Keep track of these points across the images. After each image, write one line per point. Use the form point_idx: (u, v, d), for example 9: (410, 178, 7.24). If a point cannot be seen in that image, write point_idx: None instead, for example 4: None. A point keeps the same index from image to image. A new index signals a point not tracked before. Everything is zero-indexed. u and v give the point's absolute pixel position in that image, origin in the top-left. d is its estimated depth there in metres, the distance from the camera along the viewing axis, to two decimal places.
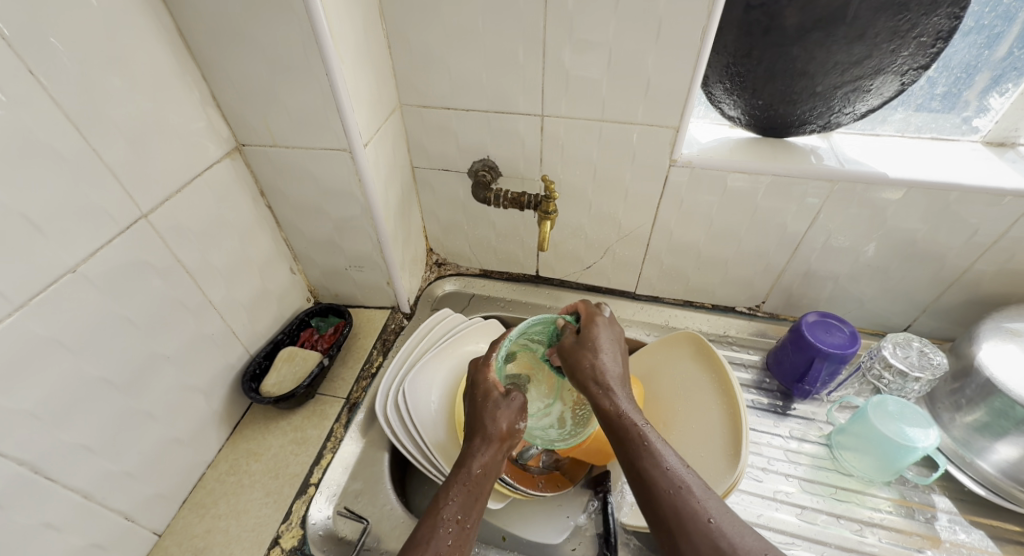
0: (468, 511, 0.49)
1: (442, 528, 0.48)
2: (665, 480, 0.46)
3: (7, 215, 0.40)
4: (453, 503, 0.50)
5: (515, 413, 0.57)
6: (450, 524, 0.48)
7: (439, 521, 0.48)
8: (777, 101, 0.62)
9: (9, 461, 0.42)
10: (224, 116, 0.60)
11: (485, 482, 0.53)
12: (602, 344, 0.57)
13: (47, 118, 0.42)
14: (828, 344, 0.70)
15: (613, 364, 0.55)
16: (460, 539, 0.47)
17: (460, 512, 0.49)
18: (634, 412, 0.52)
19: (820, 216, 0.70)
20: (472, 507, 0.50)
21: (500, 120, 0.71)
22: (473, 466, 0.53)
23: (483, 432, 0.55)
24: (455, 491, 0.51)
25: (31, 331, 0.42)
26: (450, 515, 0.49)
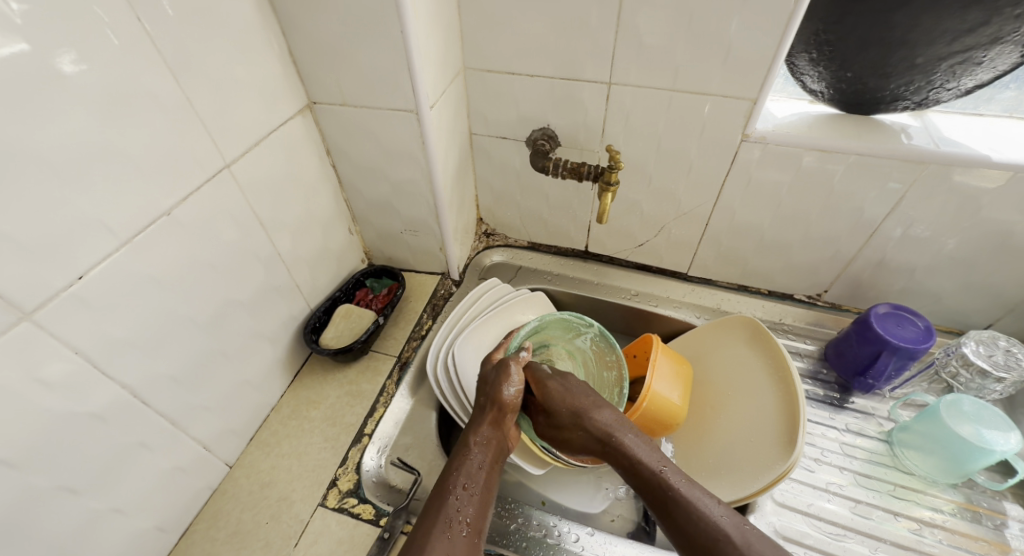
0: (476, 480, 0.53)
1: (451, 497, 0.51)
2: (702, 526, 0.47)
3: (116, 155, 0.43)
4: (464, 474, 0.53)
5: (516, 371, 0.62)
6: (460, 493, 0.51)
7: (450, 490, 0.52)
8: (868, 73, 0.57)
9: (113, 382, 0.46)
10: (299, 73, 0.62)
11: (489, 453, 0.56)
12: (585, 401, 0.60)
13: (148, 65, 0.44)
14: (899, 338, 0.67)
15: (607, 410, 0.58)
16: (469, 505, 0.51)
17: (467, 480, 0.53)
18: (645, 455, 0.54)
19: (903, 202, 0.65)
20: (478, 474, 0.54)
21: (565, 87, 0.69)
22: (481, 443, 0.56)
23: (488, 402, 0.60)
24: (466, 463, 0.54)
25: (132, 266, 0.45)
26: (457, 484, 0.52)
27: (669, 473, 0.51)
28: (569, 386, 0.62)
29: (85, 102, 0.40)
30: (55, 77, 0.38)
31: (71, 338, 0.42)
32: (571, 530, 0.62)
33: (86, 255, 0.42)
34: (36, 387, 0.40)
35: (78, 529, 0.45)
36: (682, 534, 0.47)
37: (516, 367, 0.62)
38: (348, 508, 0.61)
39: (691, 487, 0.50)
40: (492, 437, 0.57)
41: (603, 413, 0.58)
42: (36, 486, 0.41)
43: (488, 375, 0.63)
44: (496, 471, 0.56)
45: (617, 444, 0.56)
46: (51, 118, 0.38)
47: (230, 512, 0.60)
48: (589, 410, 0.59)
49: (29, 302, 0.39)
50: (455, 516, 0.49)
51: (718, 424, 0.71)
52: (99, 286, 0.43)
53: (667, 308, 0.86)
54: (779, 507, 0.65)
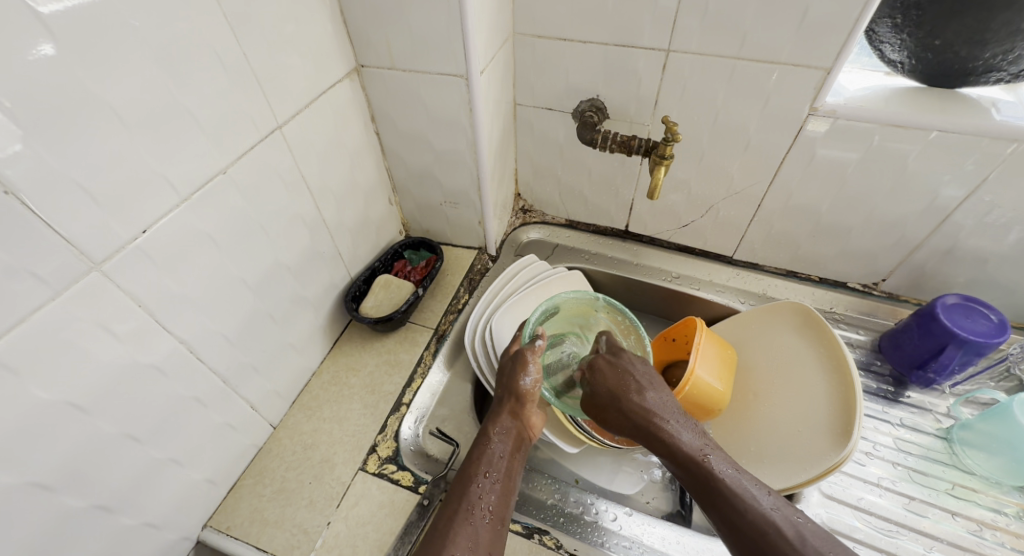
0: (497, 467, 0.52)
1: (474, 485, 0.50)
2: (751, 519, 0.44)
3: (179, 110, 0.42)
4: (485, 463, 0.52)
5: (535, 359, 0.58)
6: (483, 482, 0.50)
7: (473, 478, 0.50)
8: (961, 40, 0.54)
9: (172, 337, 0.46)
10: (348, 34, 0.61)
11: (510, 442, 0.54)
12: (639, 378, 0.55)
13: (209, 17, 0.43)
14: (969, 331, 0.63)
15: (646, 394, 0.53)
16: (492, 493, 0.49)
17: (488, 468, 0.51)
18: (691, 439, 0.50)
19: (984, 184, 0.61)
20: (500, 462, 0.52)
21: (620, 54, 0.66)
22: (502, 432, 0.55)
23: (506, 391, 0.57)
24: (489, 452, 0.53)
25: (190, 223, 0.45)
26: (482, 471, 0.51)
27: (715, 457, 0.48)
28: (621, 364, 0.57)
29: (152, 53, 0.39)
30: (124, 27, 0.37)
31: (135, 290, 0.42)
32: (609, 510, 0.61)
33: (150, 210, 0.42)
34: (104, 336, 0.40)
35: (139, 478, 0.47)
36: (730, 526, 0.45)
37: (535, 356, 0.58)
38: (388, 474, 0.61)
39: (742, 479, 0.47)
40: (512, 426, 0.56)
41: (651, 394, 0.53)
42: (103, 434, 0.42)
43: (507, 363, 0.60)
44: (518, 461, 0.54)
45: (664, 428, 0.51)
46: (119, 69, 0.37)
47: (275, 470, 0.61)
48: (642, 389, 0.54)
49: (98, 253, 0.39)
50: (477, 503, 0.48)
51: (763, 412, 0.68)
52: (162, 241, 0.43)
53: (709, 292, 0.83)
54: (827, 499, 0.63)
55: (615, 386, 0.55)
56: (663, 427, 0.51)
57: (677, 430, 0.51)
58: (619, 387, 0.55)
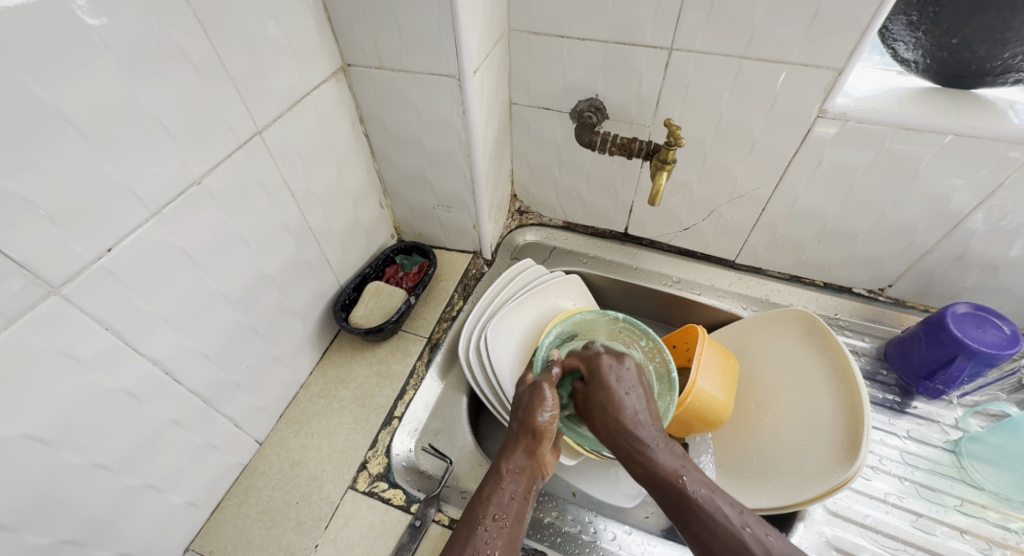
0: (507, 511, 0.48)
1: (481, 528, 0.46)
2: (722, 538, 0.43)
3: (145, 118, 0.39)
4: (495, 505, 0.48)
5: (552, 397, 0.54)
6: (490, 524, 0.46)
7: (479, 520, 0.47)
8: (981, 39, 0.51)
9: (144, 358, 0.43)
10: (333, 31, 0.57)
11: (523, 483, 0.50)
12: (619, 388, 0.53)
13: (179, 17, 0.40)
14: (979, 341, 0.61)
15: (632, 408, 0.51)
16: (498, 537, 0.45)
17: (497, 511, 0.48)
18: (669, 458, 0.48)
19: (1000, 190, 0.58)
20: (511, 505, 0.48)
21: (619, 52, 0.63)
22: (514, 469, 0.51)
23: (522, 427, 0.53)
24: (499, 490, 0.49)
25: (161, 238, 0.42)
26: (488, 513, 0.47)
27: (689, 477, 0.46)
28: (609, 374, 0.54)
29: (113, 56, 0.36)
30: (79, 29, 0.34)
31: (100, 312, 0.39)
32: (608, 528, 0.59)
33: (115, 227, 0.39)
34: (66, 362, 0.38)
35: (112, 507, 0.44)
36: (704, 546, 0.44)
37: (552, 390, 0.55)
38: (379, 493, 0.59)
39: (710, 495, 0.45)
40: (524, 464, 0.52)
41: (630, 405, 0.51)
42: (69, 465, 0.40)
43: (521, 396, 0.56)
44: (528, 503, 0.50)
45: (642, 442, 0.49)
46: (76, 76, 0.34)
47: (260, 490, 0.59)
48: (616, 401, 0.52)
49: (56, 277, 0.36)
50: (483, 548, 0.44)
51: (766, 423, 0.66)
52: (129, 258, 0.40)
53: (710, 297, 0.81)
54: (832, 516, 0.61)
55: (599, 397, 0.53)
56: (642, 442, 0.49)
57: (654, 448, 0.49)
58: (598, 400, 0.53)
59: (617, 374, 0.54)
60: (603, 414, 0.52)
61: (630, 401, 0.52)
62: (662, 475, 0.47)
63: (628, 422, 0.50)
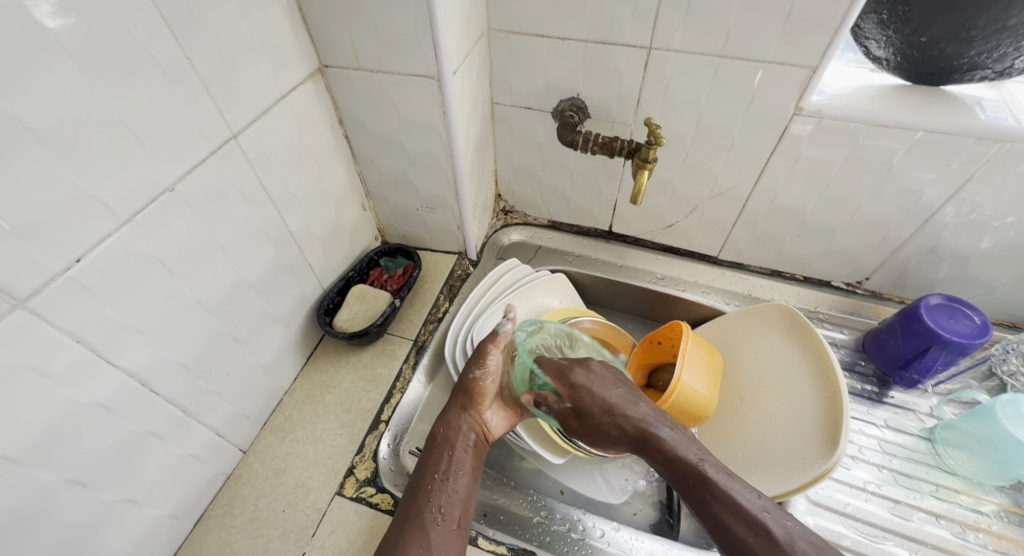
0: (449, 467, 0.52)
1: (426, 487, 0.50)
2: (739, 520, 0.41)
3: (112, 123, 0.38)
4: (438, 463, 0.52)
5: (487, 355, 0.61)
6: (435, 482, 0.51)
7: (425, 480, 0.51)
8: (947, 38, 0.52)
9: (118, 370, 0.43)
10: (310, 33, 0.57)
11: (463, 440, 0.55)
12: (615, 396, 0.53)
13: (148, 22, 0.39)
14: (951, 331, 0.62)
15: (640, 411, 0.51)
16: (445, 495, 0.50)
17: (441, 469, 0.52)
18: (685, 448, 0.47)
19: (968, 185, 0.60)
20: (453, 463, 0.53)
21: (598, 52, 0.63)
22: (456, 431, 0.55)
23: (461, 394, 0.58)
24: (441, 452, 0.54)
25: (134, 247, 0.42)
26: (435, 473, 0.52)
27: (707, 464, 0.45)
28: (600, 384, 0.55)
29: (74, 60, 0.35)
30: (37, 31, 0.33)
31: (70, 325, 0.38)
32: (596, 525, 0.60)
33: (83, 236, 0.38)
34: (35, 376, 0.37)
35: (90, 522, 0.43)
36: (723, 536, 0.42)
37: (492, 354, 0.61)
38: (366, 498, 0.58)
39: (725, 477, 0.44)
40: (466, 423, 0.56)
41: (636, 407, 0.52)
42: (40, 482, 0.39)
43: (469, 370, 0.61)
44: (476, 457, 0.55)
45: (655, 432, 0.49)
46: (36, 80, 0.34)
47: (245, 499, 0.58)
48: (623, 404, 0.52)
49: (22, 289, 0.35)
50: (428, 505, 0.49)
51: (749, 416, 0.67)
52: (99, 269, 0.39)
53: (693, 293, 0.81)
54: (814, 506, 0.62)
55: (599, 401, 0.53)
56: (655, 432, 0.49)
57: (664, 436, 0.49)
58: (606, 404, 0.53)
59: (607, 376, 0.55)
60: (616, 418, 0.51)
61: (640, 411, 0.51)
62: (673, 456, 0.47)
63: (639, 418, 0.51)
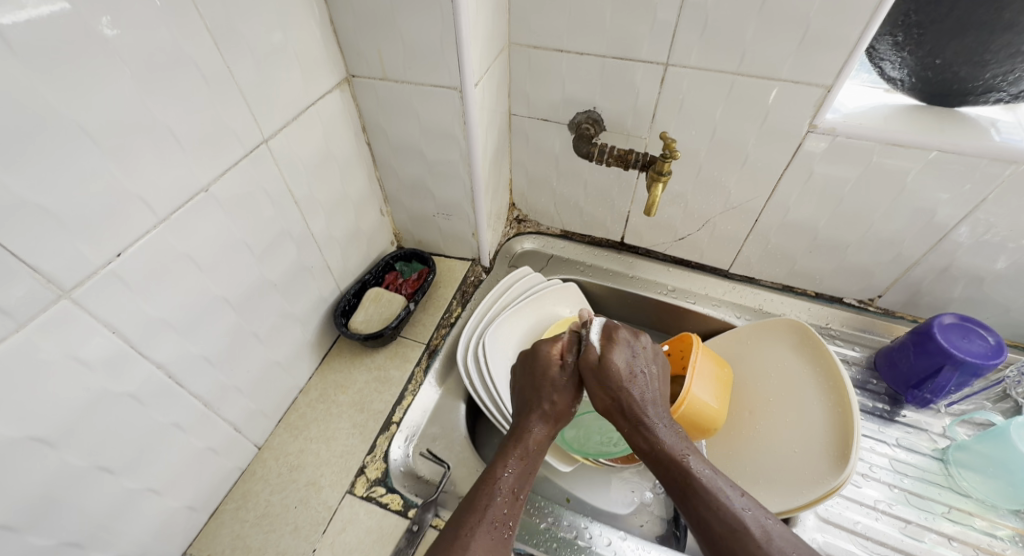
0: (517, 482, 0.50)
1: (491, 494, 0.48)
2: (719, 513, 0.45)
3: (156, 126, 0.41)
4: (506, 472, 0.50)
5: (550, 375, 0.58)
6: (501, 495, 0.48)
7: (492, 485, 0.49)
8: (961, 61, 0.53)
9: (147, 362, 0.44)
10: (339, 44, 0.59)
11: (535, 459, 0.53)
12: (625, 371, 0.55)
13: (191, 32, 0.41)
14: (964, 351, 0.62)
15: (646, 395, 0.54)
16: (513, 508, 0.48)
17: (508, 479, 0.50)
18: (670, 439, 0.51)
19: (983, 205, 0.60)
20: (516, 483, 0.50)
21: (616, 67, 0.65)
22: (532, 440, 0.54)
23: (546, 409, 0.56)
24: (510, 462, 0.51)
25: (168, 245, 0.44)
26: (506, 484, 0.49)
27: (693, 459, 0.49)
28: (609, 367, 0.55)
29: (127, 66, 0.38)
30: (95, 38, 0.35)
31: (109, 317, 0.40)
32: (604, 534, 0.60)
33: (124, 233, 0.40)
34: (73, 364, 0.39)
35: (114, 508, 0.45)
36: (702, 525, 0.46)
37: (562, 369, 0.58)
38: (377, 498, 0.59)
39: (711, 475, 0.48)
40: (533, 430, 0.54)
41: (638, 389, 0.55)
42: (72, 467, 0.40)
43: (531, 372, 0.59)
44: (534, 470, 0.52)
45: (649, 419, 0.53)
46: (90, 85, 0.36)
47: (259, 494, 0.59)
48: (626, 390, 0.54)
49: (68, 280, 0.37)
50: (488, 515, 0.47)
51: (759, 430, 0.67)
52: (137, 264, 0.41)
53: (704, 306, 0.82)
54: (824, 523, 0.62)
55: (601, 386, 0.55)
56: (646, 423, 0.52)
57: (657, 432, 0.52)
58: (617, 371, 0.55)
59: (633, 349, 0.58)
60: (617, 397, 0.54)
61: (647, 394, 0.54)
62: (665, 451, 0.50)
63: (639, 397, 0.54)
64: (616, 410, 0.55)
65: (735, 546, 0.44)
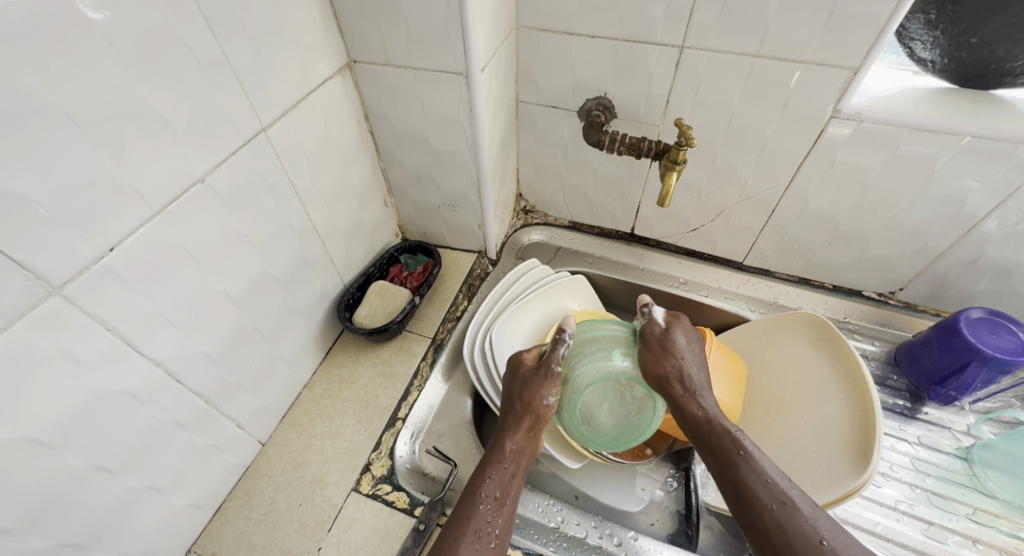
0: (507, 489, 0.51)
1: (481, 507, 0.49)
2: (769, 489, 0.47)
3: (149, 115, 0.39)
4: (492, 483, 0.51)
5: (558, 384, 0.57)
6: (490, 506, 0.50)
7: (480, 498, 0.50)
8: (1000, 39, 0.51)
9: (145, 359, 0.43)
10: (340, 28, 0.57)
11: (522, 461, 0.54)
12: (685, 351, 0.57)
13: (184, 14, 0.39)
14: (993, 347, 0.60)
15: (698, 374, 0.56)
16: (498, 516, 0.49)
17: (495, 489, 0.51)
18: (724, 418, 0.53)
19: (1017, 193, 0.57)
20: (509, 485, 0.52)
21: (629, 50, 0.62)
22: (515, 449, 0.55)
23: (525, 409, 0.56)
24: (498, 470, 0.53)
25: (164, 238, 0.42)
26: (489, 492, 0.51)
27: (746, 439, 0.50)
28: (671, 346, 0.57)
29: (116, 51, 0.36)
30: (80, 20, 0.33)
31: (104, 314, 0.39)
32: (614, 533, 0.59)
33: (117, 226, 0.38)
34: (68, 363, 0.37)
35: (114, 509, 0.44)
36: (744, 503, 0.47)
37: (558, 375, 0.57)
38: (382, 495, 0.58)
39: (755, 452, 0.49)
40: (509, 445, 0.55)
41: (697, 373, 0.56)
42: (71, 467, 0.39)
43: (528, 377, 0.58)
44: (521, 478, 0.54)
45: (699, 399, 0.54)
46: (77, 70, 0.34)
47: (263, 491, 0.58)
48: (681, 373, 0.56)
49: (59, 276, 0.36)
50: (484, 527, 0.48)
51: (774, 427, 0.65)
52: (132, 259, 0.40)
53: (717, 299, 0.79)
54: (842, 524, 0.60)
55: (660, 360, 0.57)
56: (695, 395, 0.55)
57: (706, 403, 0.54)
58: (677, 346, 0.57)
59: (691, 335, 0.59)
60: (676, 369, 0.56)
61: (694, 374, 0.56)
62: (708, 425, 0.53)
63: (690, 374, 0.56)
64: (670, 385, 0.56)
65: (787, 521, 0.45)
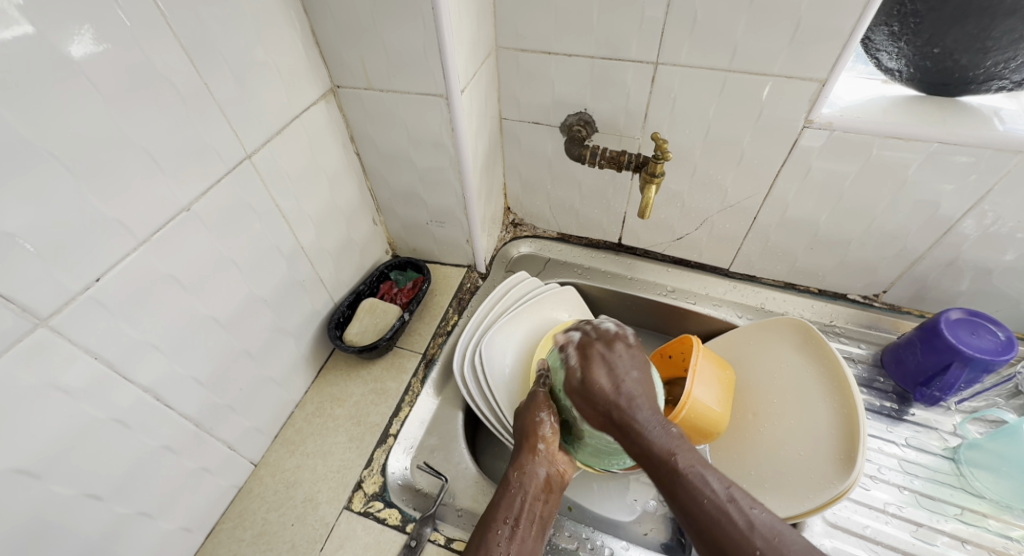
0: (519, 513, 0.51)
1: (494, 530, 0.49)
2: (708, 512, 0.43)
3: (133, 149, 0.40)
4: (505, 508, 0.51)
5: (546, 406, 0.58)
6: (505, 528, 0.49)
7: (492, 524, 0.50)
8: (962, 48, 0.51)
9: (133, 385, 0.44)
10: (322, 54, 0.58)
11: (539, 483, 0.53)
12: (616, 381, 0.53)
13: (166, 50, 0.41)
14: (974, 347, 0.60)
15: (634, 392, 0.52)
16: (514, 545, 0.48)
17: (507, 513, 0.50)
18: (660, 436, 0.48)
19: (988, 196, 0.58)
20: (523, 509, 0.51)
21: (606, 67, 0.63)
22: (525, 473, 0.53)
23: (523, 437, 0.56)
24: (510, 495, 0.52)
25: (151, 266, 0.43)
26: (504, 518, 0.50)
27: (682, 456, 0.46)
28: (586, 377, 0.54)
29: (98, 89, 0.37)
30: (62, 63, 0.35)
31: (91, 343, 0.40)
32: (606, 544, 0.59)
33: (102, 257, 0.39)
34: (55, 393, 0.38)
35: (104, 534, 0.44)
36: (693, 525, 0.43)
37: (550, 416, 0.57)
38: (374, 513, 0.59)
39: (696, 467, 0.45)
40: (538, 470, 0.54)
41: (636, 392, 0.52)
42: (59, 496, 0.40)
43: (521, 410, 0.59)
44: (551, 502, 0.53)
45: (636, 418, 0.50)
46: (60, 110, 0.35)
47: (255, 513, 0.59)
48: (621, 403, 0.51)
49: (44, 308, 0.37)
50: (496, 549, 0.48)
51: (763, 433, 0.66)
52: (117, 288, 0.41)
53: (704, 306, 0.80)
54: (832, 528, 0.60)
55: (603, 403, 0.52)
56: (632, 421, 0.50)
57: (648, 432, 0.48)
58: (603, 389, 0.52)
59: (613, 364, 0.54)
60: (612, 402, 0.51)
61: (633, 392, 0.52)
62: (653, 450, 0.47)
63: (625, 408, 0.50)
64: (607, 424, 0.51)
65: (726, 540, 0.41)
